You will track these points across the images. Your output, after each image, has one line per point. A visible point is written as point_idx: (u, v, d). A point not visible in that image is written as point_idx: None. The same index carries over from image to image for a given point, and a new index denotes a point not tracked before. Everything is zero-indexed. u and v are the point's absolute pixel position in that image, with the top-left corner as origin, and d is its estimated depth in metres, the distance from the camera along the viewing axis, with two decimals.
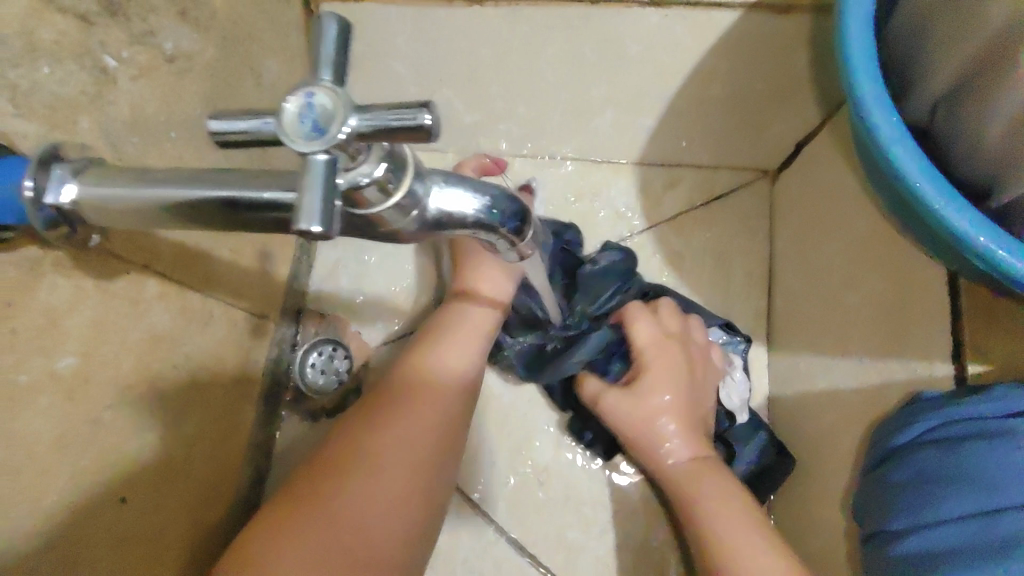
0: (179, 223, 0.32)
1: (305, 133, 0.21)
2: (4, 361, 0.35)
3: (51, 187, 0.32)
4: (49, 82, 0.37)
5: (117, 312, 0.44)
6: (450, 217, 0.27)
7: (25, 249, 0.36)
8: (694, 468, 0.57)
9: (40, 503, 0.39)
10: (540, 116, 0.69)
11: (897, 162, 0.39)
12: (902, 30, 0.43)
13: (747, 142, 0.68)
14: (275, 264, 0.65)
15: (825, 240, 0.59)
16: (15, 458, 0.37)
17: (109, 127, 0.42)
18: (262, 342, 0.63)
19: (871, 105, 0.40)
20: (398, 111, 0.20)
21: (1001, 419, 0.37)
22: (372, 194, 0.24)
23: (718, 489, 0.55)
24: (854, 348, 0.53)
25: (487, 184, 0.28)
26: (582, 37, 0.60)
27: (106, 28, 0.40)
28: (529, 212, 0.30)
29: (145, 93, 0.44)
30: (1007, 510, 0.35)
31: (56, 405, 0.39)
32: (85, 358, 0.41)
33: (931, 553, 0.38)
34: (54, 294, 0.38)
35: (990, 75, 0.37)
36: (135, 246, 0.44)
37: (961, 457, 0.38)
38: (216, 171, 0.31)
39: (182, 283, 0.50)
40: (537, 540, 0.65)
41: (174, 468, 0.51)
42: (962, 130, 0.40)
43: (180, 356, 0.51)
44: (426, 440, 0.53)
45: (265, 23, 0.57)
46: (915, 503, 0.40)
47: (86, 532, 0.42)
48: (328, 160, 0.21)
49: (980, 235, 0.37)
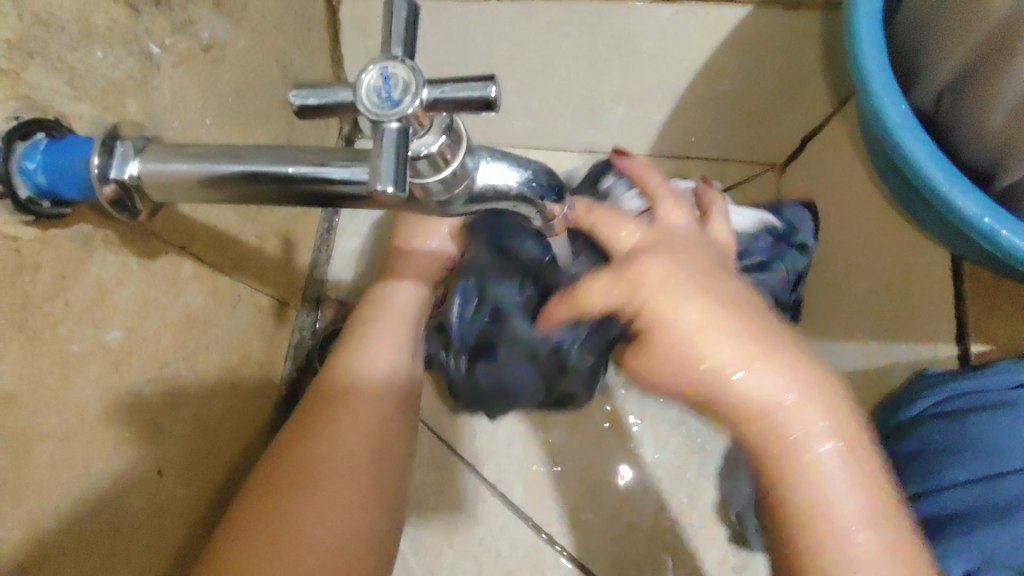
0: (234, 197, 0.34)
1: (381, 102, 0.23)
2: (57, 330, 0.37)
3: (114, 164, 0.34)
4: (101, 66, 0.38)
5: (156, 288, 0.45)
6: (495, 189, 0.29)
7: (79, 225, 0.37)
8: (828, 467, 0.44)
9: (86, 470, 0.40)
10: (553, 110, 0.71)
11: (905, 147, 0.41)
12: (907, 24, 0.45)
13: (755, 135, 0.70)
14: (297, 252, 0.67)
15: (830, 230, 0.61)
16: (66, 423, 0.38)
17: (153, 111, 0.43)
18: (284, 327, 0.65)
19: (879, 94, 0.42)
20: (468, 84, 0.22)
21: (1004, 391, 0.40)
22: (425, 166, 0.26)
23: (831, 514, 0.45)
24: (860, 332, 0.55)
25: (529, 160, 0.30)
26: (596, 36, 0.61)
27: (151, 17, 0.42)
28: (566, 187, 0.31)
29: (183, 79, 0.46)
30: (1009, 474, 0.39)
31: (102, 375, 0.41)
32: (127, 332, 0.43)
33: (944, 517, 0.40)
34: (102, 269, 0.40)
35: (993, 64, 0.39)
36: (173, 226, 0.46)
37: (967, 428, 0.41)
38: (269, 147, 0.33)
39: (213, 265, 0.52)
40: (552, 521, 0.67)
41: (204, 442, 0.53)
42: (966, 117, 0.42)
43: (211, 335, 0.53)
44: (364, 440, 0.51)
45: (292, 17, 0.59)
46: (922, 472, 0.42)
47: (125, 499, 0.44)
48: (400, 127, 0.22)
49: (984, 216, 0.39)
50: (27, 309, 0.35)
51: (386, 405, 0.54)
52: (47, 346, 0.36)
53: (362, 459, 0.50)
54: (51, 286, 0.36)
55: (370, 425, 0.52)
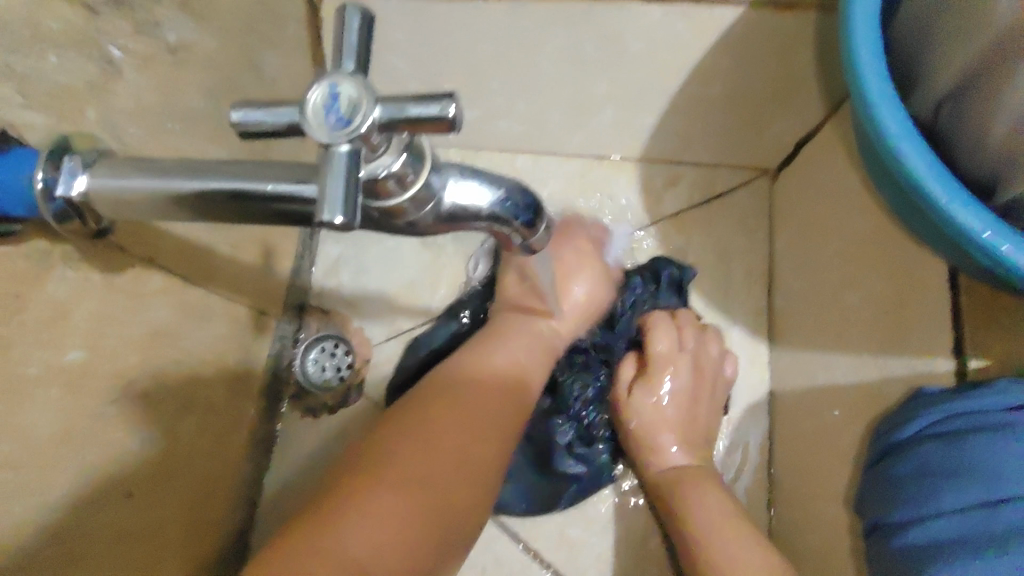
0: (195, 215, 0.32)
1: (330, 124, 0.21)
2: (10, 352, 0.35)
3: (62, 180, 0.32)
4: (54, 70, 0.37)
5: (121, 304, 0.43)
6: (464, 210, 0.27)
7: (33, 242, 0.36)
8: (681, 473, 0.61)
9: (46, 497, 0.38)
10: (539, 113, 0.69)
11: (903, 158, 0.39)
12: (907, 27, 0.43)
13: (745, 139, 0.69)
14: (277, 259, 0.65)
15: (825, 239, 0.59)
16: (21, 450, 0.36)
17: (112, 120, 0.41)
18: (265, 337, 0.63)
19: (877, 101, 0.41)
20: (424, 102, 0.21)
21: (1001, 413, 0.37)
22: (392, 187, 0.24)
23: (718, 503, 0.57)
24: (854, 344, 0.53)
25: (502, 179, 0.28)
26: (581, 34, 0.59)
27: (110, 19, 0.40)
28: (543, 206, 0.29)
29: (146, 85, 0.44)
30: (1008, 501, 0.35)
31: (61, 398, 0.39)
32: (88, 351, 0.41)
33: (935, 544, 0.38)
34: (61, 287, 0.38)
35: (1000, 67, 0.37)
36: (140, 238, 0.44)
37: (964, 451, 0.38)
38: (252, 161, 0.31)
39: (184, 277, 0.50)
40: (539, 536, 0.65)
41: (177, 461, 0.52)
42: (967, 126, 0.40)
43: (183, 349, 0.51)
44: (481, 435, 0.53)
45: (266, 17, 0.56)
46: (919, 495, 0.39)
47: (91, 525, 0.42)
48: (351, 150, 0.21)
49: (984, 230, 0.37)
50: None
51: (500, 403, 0.56)
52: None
53: (471, 440, 0.52)
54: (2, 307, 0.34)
55: (495, 407, 0.55)
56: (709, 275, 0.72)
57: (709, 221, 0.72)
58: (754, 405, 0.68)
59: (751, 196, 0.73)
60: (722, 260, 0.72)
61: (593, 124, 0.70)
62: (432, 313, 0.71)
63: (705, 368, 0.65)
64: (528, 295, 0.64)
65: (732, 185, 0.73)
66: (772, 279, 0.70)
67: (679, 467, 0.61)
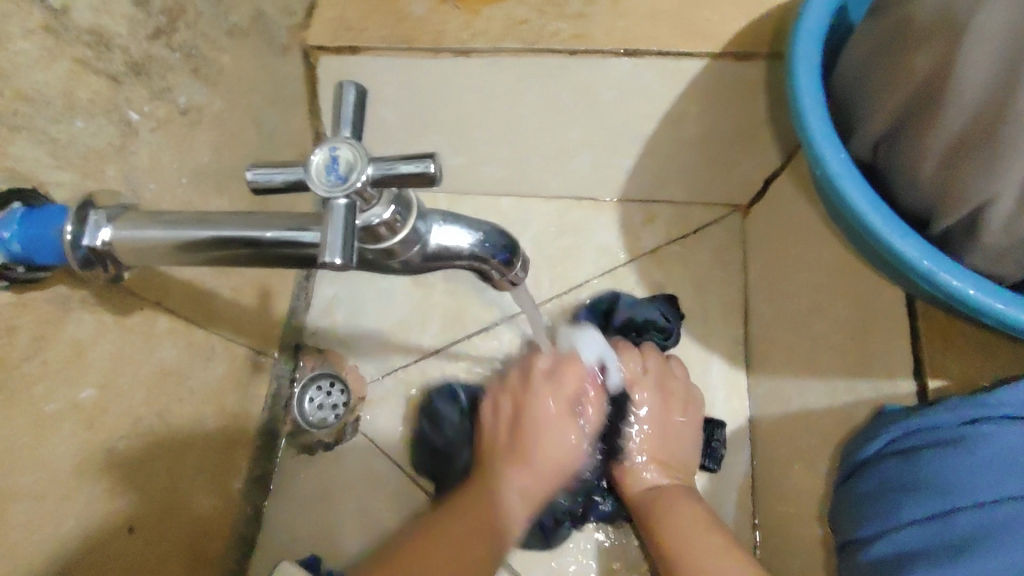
0: (202, 259, 0.35)
1: (330, 180, 0.25)
2: (31, 392, 0.38)
3: (87, 233, 0.36)
4: (82, 135, 0.41)
5: (132, 346, 0.46)
6: (448, 249, 0.30)
7: (55, 287, 0.39)
8: (657, 491, 0.62)
9: (58, 530, 0.41)
10: (523, 159, 0.74)
11: (846, 194, 0.43)
12: (846, 80, 0.49)
13: (719, 178, 0.73)
14: (275, 301, 0.67)
15: (794, 268, 0.63)
16: (38, 482, 0.39)
17: (131, 175, 0.45)
18: (263, 377, 0.65)
19: (822, 145, 0.45)
20: (409, 161, 0.25)
21: (958, 427, 0.40)
22: (382, 233, 0.28)
23: (693, 517, 0.58)
24: (823, 370, 0.56)
25: (481, 222, 0.32)
26: (560, 87, 0.64)
27: (131, 86, 0.44)
28: (519, 247, 0.33)
29: (162, 142, 0.48)
30: (961, 510, 0.38)
31: (76, 434, 0.42)
32: (101, 390, 0.44)
33: (900, 554, 0.40)
34: (78, 329, 0.41)
35: (925, 114, 0.42)
36: (149, 284, 0.47)
37: (923, 465, 0.41)
38: (262, 211, 0.34)
39: (189, 319, 0.53)
40: (532, 566, 0.67)
41: (179, 499, 0.54)
42: (902, 165, 0.44)
43: (188, 389, 0.54)
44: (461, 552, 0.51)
45: (267, 78, 0.60)
46: (884, 509, 0.42)
47: (98, 560, 0.44)
48: (347, 203, 0.25)
49: (923, 258, 0.40)
50: (5, 370, 0.36)
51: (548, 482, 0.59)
52: (23, 408, 0.38)
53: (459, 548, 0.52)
54: (27, 349, 0.37)
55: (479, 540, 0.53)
56: (689, 307, 0.75)
57: (685, 256, 0.76)
58: (734, 432, 0.71)
59: (724, 233, 0.77)
60: (700, 293, 0.75)
61: (574, 167, 0.74)
62: (424, 350, 0.74)
63: (676, 392, 0.67)
64: (505, 446, 0.59)
65: (706, 223, 0.77)
66: (748, 309, 0.74)
67: (657, 487, 0.63)
